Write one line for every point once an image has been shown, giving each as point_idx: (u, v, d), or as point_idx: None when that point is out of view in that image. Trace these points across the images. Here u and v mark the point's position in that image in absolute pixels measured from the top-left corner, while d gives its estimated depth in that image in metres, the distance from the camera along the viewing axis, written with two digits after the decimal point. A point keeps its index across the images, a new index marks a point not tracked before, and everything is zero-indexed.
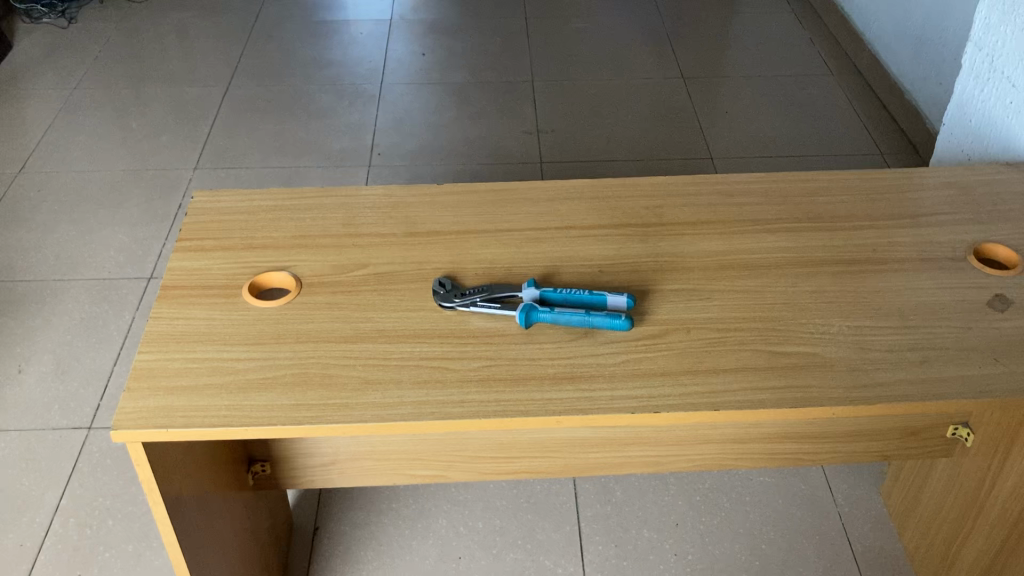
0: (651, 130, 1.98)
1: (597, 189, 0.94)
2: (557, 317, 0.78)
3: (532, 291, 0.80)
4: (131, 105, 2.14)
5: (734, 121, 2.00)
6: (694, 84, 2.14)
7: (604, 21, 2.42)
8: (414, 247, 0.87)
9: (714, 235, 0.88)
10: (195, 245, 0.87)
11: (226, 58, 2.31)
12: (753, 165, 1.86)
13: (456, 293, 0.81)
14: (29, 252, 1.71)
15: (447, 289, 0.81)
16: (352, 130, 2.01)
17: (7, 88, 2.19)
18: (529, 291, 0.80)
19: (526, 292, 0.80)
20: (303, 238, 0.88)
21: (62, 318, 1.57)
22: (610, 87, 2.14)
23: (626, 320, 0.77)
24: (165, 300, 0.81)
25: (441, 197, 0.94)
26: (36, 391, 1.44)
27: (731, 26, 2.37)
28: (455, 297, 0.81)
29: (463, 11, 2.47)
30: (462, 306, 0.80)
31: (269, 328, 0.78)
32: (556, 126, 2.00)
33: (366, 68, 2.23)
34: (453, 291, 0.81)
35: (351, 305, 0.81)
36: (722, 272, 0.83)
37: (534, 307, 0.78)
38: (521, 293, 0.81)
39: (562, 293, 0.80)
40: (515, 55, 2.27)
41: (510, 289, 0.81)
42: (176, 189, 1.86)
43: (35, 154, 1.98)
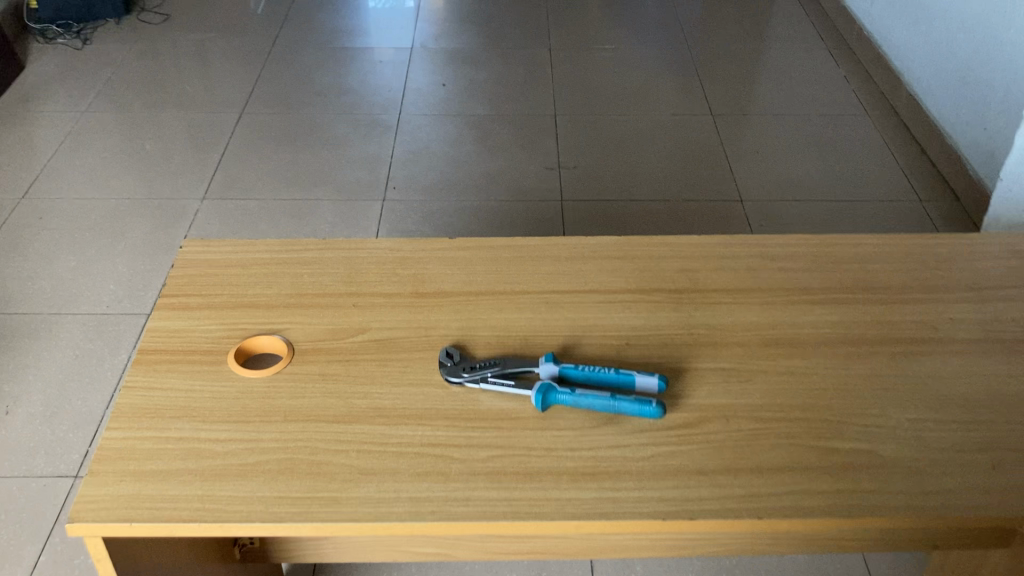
0: (678, 169, 1.89)
1: (625, 247, 0.86)
2: (578, 399, 0.68)
3: (549, 368, 0.71)
4: (141, 129, 2.08)
5: (766, 161, 1.91)
6: (724, 121, 2.05)
7: (631, 52, 2.34)
8: (420, 310, 0.78)
9: (756, 305, 0.79)
10: (180, 303, 0.79)
11: (241, 83, 2.24)
12: (786, 209, 1.77)
13: (465, 367, 0.72)
14: (26, 282, 1.64)
15: (455, 362, 0.72)
16: (367, 162, 1.93)
17: (16, 110, 2.14)
18: (547, 367, 0.71)
19: (543, 368, 0.71)
20: (298, 297, 0.80)
21: (55, 355, 1.49)
22: (636, 122, 2.05)
23: (657, 406, 0.67)
24: (142, 367, 0.73)
25: (453, 251, 0.85)
26: (22, 434, 1.36)
27: (763, 61, 2.29)
28: (463, 372, 0.72)
29: (485, 40, 2.40)
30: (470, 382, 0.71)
31: (254, 403, 0.70)
32: (578, 163, 1.92)
33: (385, 97, 2.16)
34: (462, 365, 0.72)
35: (347, 378, 0.72)
36: (765, 349, 0.74)
37: (553, 387, 0.69)
38: (538, 369, 0.71)
39: (586, 371, 0.70)
40: (538, 86, 2.19)
41: (527, 364, 0.72)
42: (182, 219, 1.79)
43: (39, 179, 1.92)
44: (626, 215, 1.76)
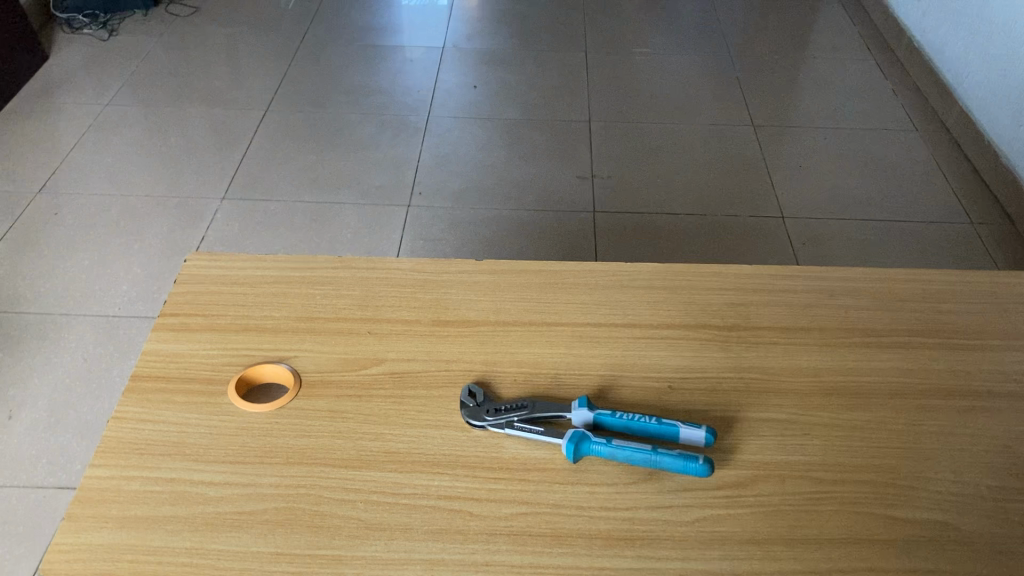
0: (716, 181, 1.81)
1: (668, 276, 0.78)
2: (614, 450, 0.60)
3: (583, 414, 0.63)
4: (164, 124, 2.02)
5: (809, 176, 1.83)
6: (765, 132, 1.97)
7: (669, 58, 2.26)
8: (441, 341, 0.71)
9: (813, 348, 0.71)
10: (180, 323, 0.72)
11: (267, 80, 2.18)
12: (830, 228, 1.68)
13: (488, 408, 0.65)
14: (38, 281, 1.59)
15: (477, 404, 0.65)
16: (393, 165, 1.87)
17: (38, 101, 2.09)
18: (581, 413, 0.63)
19: (577, 414, 0.63)
20: (308, 320, 0.73)
21: (63, 358, 1.43)
22: (673, 131, 1.97)
23: (703, 462, 0.59)
24: (135, 396, 0.66)
25: (479, 274, 0.78)
26: (25, 442, 1.30)
27: (807, 72, 2.20)
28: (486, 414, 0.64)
29: (519, 41, 2.33)
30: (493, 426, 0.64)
31: (254, 442, 0.63)
32: (611, 173, 1.84)
33: (414, 98, 2.10)
34: (485, 406, 0.65)
35: (358, 416, 0.65)
36: (824, 399, 0.67)
37: (586, 435, 0.61)
38: (571, 414, 0.64)
39: (625, 418, 0.62)
40: (573, 92, 2.11)
41: (558, 407, 0.65)
42: (201, 219, 1.73)
43: (57, 173, 1.87)
44: (661, 229, 1.68)
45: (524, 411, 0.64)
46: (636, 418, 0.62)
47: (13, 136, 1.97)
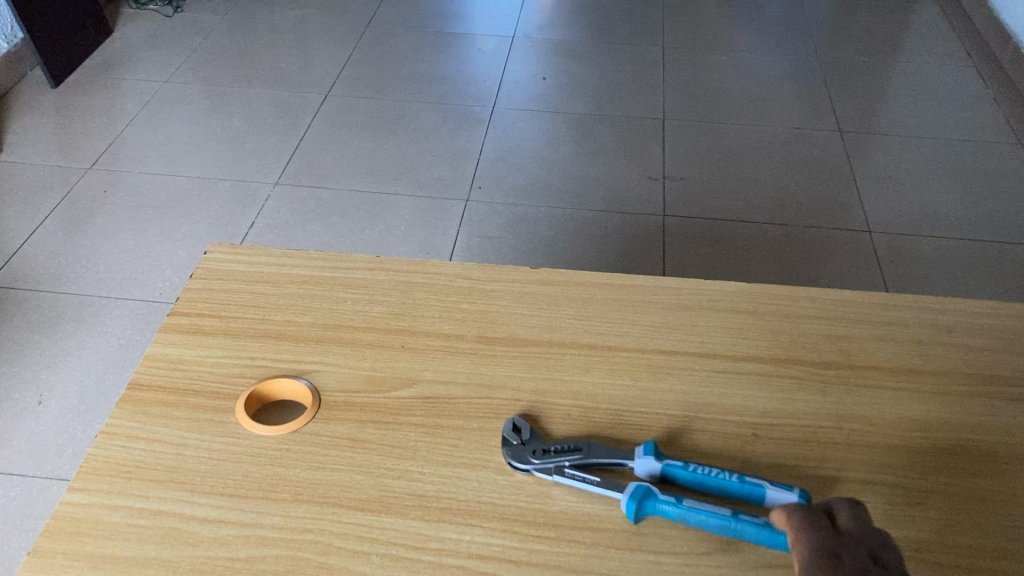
0: (797, 189, 1.68)
1: (754, 299, 0.67)
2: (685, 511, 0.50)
3: (649, 464, 0.52)
4: (223, 104, 1.96)
5: (899, 188, 1.68)
6: (851, 139, 1.83)
7: (752, 56, 2.13)
8: (485, 361, 0.61)
9: (927, 397, 0.59)
10: (191, 325, 0.64)
11: (330, 63, 2.11)
12: (921, 246, 1.54)
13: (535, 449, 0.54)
14: (81, 261, 1.53)
15: (523, 441, 0.55)
16: (453, 158, 1.77)
17: (98, 75, 2.05)
18: (646, 463, 0.53)
19: (641, 464, 0.53)
20: (335, 329, 0.64)
21: (98, 343, 1.37)
22: (753, 134, 1.84)
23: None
24: (130, 408, 0.57)
25: (534, 284, 0.68)
26: (53, 429, 1.24)
27: (901, 76, 2.05)
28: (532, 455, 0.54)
29: (594, 33, 2.21)
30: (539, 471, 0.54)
31: (258, 472, 0.54)
32: (685, 175, 1.72)
33: (479, 88, 2.00)
34: (532, 446, 0.55)
35: (382, 447, 0.55)
36: (941, 461, 0.55)
37: (651, 492, 0.51)
38: (635, 464, 0.53)
39: (699, 473, 0.52)
40: (647, 87, 2.00)
41: (619, 453, 0.54)
42: (253, 204, 1.66)
43: (110, 150, 1.82)
44: (735, 238, 1.56)
45: (577, 455, 0.54)
46: (712, 473, 0.51)
47: (71, 110, 1.93)
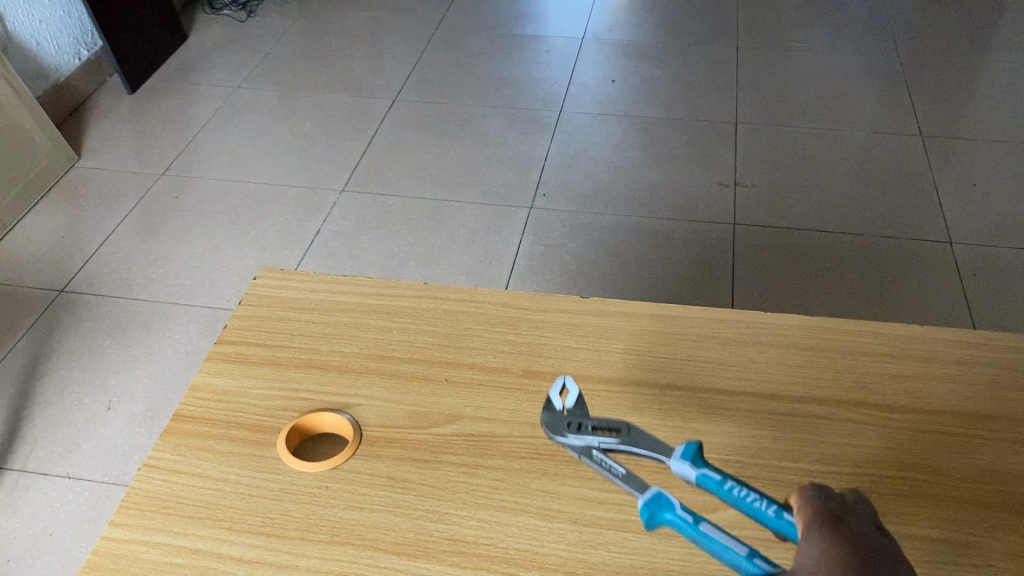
0: (873, 197, 1.62)
1: (816, 334, 0.64)
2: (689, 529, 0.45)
3: (684, 468, 0.47)
4: (295, 109, 1.98)
5: (983, 197, 1.61)
6: (934, 145, 1.75)
7: (829, 57, 2.06)
8: (531, 398, 0.60)
9: (1001, 446, 0.55)
10: (237, 354, 0.64)
11: (399, 66, 2.12)
12: (1005, 258, 1.47)
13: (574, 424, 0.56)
14: (152, 266, 1.56)
15: (569, 418, 0.56)
16: (519, 163, 1.76)
17: (173, 81, 2.09)
18: (680, 466, 0.47)
19: (681, 465, 0.47)
20: (379, 361, 0.63)
21: (166, 350, 1.40)
22: (828, 138, 1.78)
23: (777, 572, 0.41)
24: (174, 441, 0.57)
25: (584, 316, 0.66)
26: (120, 435, 1.26)
27: (988, 76, 1.96)
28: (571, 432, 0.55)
29: (666, 33, 2.17)
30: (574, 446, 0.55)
31: (297, 511, 0.53)
32: (756, 181, 1.68)
33: (547, 91, 1.98)
34: (574, 422, 0.56)
35: (421, 488, 0.54)
36: (1013, 517, 0.51)
37: (667, 501, 0.46)
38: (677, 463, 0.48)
39: (730, 490, 0.45)
40: (718, 90, 1.95)
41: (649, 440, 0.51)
42: (320, 210, 1.68)
43: (183, 156, 1.85)
44: (808, 248, 1.51)
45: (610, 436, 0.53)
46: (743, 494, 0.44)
47: (148, 116, 1.97)
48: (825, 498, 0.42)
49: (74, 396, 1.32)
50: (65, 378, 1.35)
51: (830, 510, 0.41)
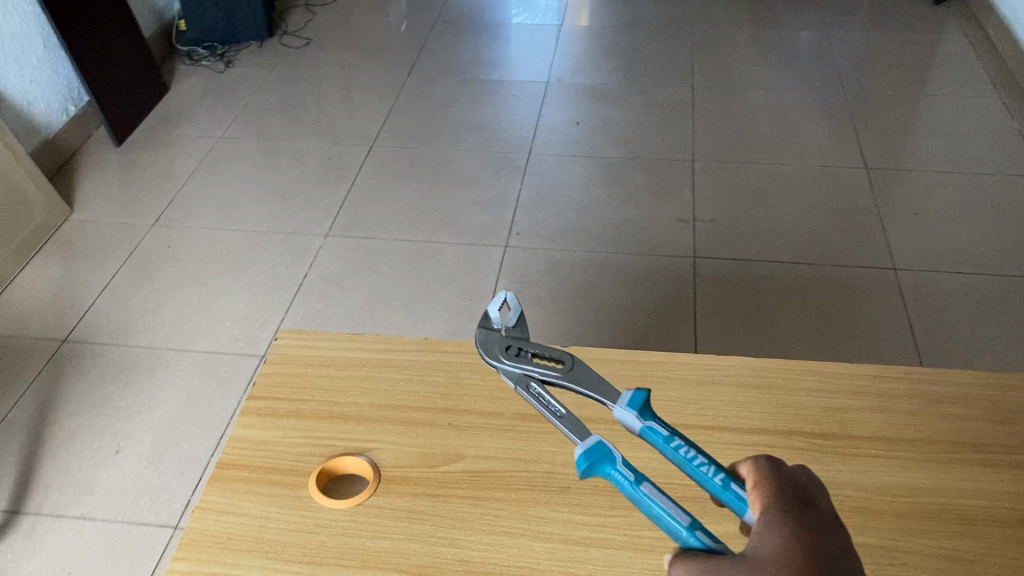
0: (823, 228, 1.74)
1: (762, 372, 0.75)
2: (627, 485, 0.51)
3: (629, 420, 0.54)
4: (277, 156, 2.08)
5: (924, 225, 1.73)
6: (879, 176, 1.88)
7: (778, 95, 2.20)
8: (523, 437, 0.70)
9: (914, 465, 0.67)
10: (267, 408, 0.73)
11: (374, 112, 2.22)
12: (945, 282, 1.59)
13: (513, 351, 0.66)
14: (150, 315, 1.65)
15: (508, 342, 0.67)
16: (493, 205, 1.87)
17: (158, 133, 2.18)
18: (627, 417, 0.54)
19: (631, 419, 0.54)
20: (391, 409, 0.73)
21: (168, 394, 1.48)
22: (780, 173, 1.91)
23: (716, 545, 0.45)
24: (220, 486, 0.67)
25: None
26: (130, 476, 1.35)
27: (927, 110, 2.10)
28: (508, 356, 0.66)
29: (626, 76, 2.30)
30: (506, 369, 0.65)
31: (330, 541, 0.63)
32: (714, 216, 1.79)
33: (516, 134, 2.10)
34: (514, 348, 0.66)
35: (434, 518, 0.64)
36: (924, 524, 0.63)
37: (611, 457, 0.53)
38: (625, 412, 0.55)
39: (674, 449, 0.51)
40: (676, 129, 2.08)
41: (589, 379, 0.61)
42: (306, 255, 1.77)
43: (173, 206, 1.93)
44: (764, 278, 1.63)
45: (553, 369, 0.63)
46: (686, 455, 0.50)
47: (135, 168, 2.05)
48: (782, 482, 0.45)
49: (83, 442, 1.41)
50: (73, 424, 1.44)
51: (788, 494, 0.44)
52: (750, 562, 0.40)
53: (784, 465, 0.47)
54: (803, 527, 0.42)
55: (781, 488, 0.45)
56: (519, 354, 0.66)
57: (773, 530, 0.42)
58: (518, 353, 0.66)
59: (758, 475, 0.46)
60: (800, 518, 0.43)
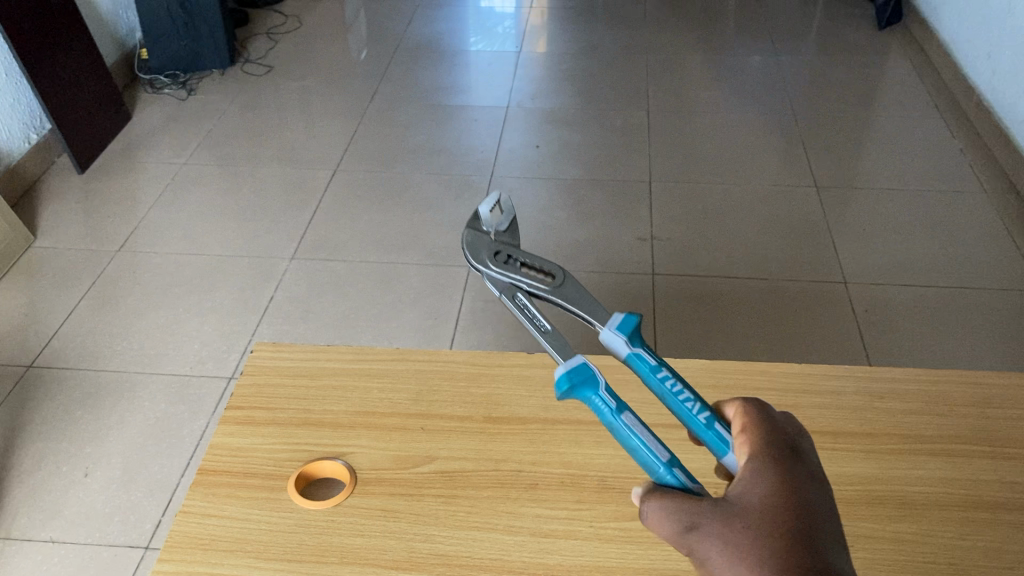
0: (776, 244, 1.80)
1: (717, 373, 0.79)
2: (608, 414, 0.50)
3: (618, 344, 0.53)
4: (241, 182, 2.10)
5: (872, 240, 1.80)
6: (828, 194, 1.95)
7: (731, 118, 2.27)
8: (492, 439, 0.74)
9: (860, 456, 0.71)
10: (244, 417, 0.76)
11: (336, 138, 2.26)
12: (893, 294, 1.65)
13: (501, 258, 0.62)
14: (116, 338, 1.64)
15: (497, 247, 0.63)
16: (456, 227, 1.91)
17: (121, 160, 2.19)
18: (615, 340, 0.53)
19: (620, 343, 0.53)
20: (365, 416, 0.76)
21: (136, 417, 1.47)
22: (734, 193, 1.97)
23: (692, 484, 0.46)
24: (202, 491, 0.70)
25: (530, 369, 0.81)
26: (99, 498, 1.34)
27: (872, 131, 2.18)
28: (496, 262, 0.62)
29: (583, 100, 2.36)
30: (492, 276, 0.61)
31: (310, 540, 0.66)
32: (672, 235, 1.85)
33: (478, 158, 2.14)
34: (503, 255, 0.62)
35: (410, 516, 0.68)
36: (868, 509, 0.67)
37: (594, 380, 0.51)
38: (614, 334, 0.53)
39: (660, 381, 0.51)
40: (633, 151, 2.14)
41: (579, 296, 0.57)
42: (272, 277, 1.78)
43: (137, 232, 1.93)
44: (721, 293, 1.68)
45: (542, 283, 0.59)
46: (672, 389, 0.50)
47: (98, 195, 2.06)
48: (772, 427, 0.45)
49: (50, 466, 1.39)
50: (40, 448, 1.42)
51: (777, 441, 0.44)
52: (736, 513, 0.41)
53: (774, 412, 0.47)
54: (790, 480, 0.42)
55: (771, 435, 0.45)
56: (508, 262, 0.62)
57: (760, 480, 0.42)
58: (507, 262, 0.62)
59: (749, 420, 0.46)
60: (789, 469, 0.43)
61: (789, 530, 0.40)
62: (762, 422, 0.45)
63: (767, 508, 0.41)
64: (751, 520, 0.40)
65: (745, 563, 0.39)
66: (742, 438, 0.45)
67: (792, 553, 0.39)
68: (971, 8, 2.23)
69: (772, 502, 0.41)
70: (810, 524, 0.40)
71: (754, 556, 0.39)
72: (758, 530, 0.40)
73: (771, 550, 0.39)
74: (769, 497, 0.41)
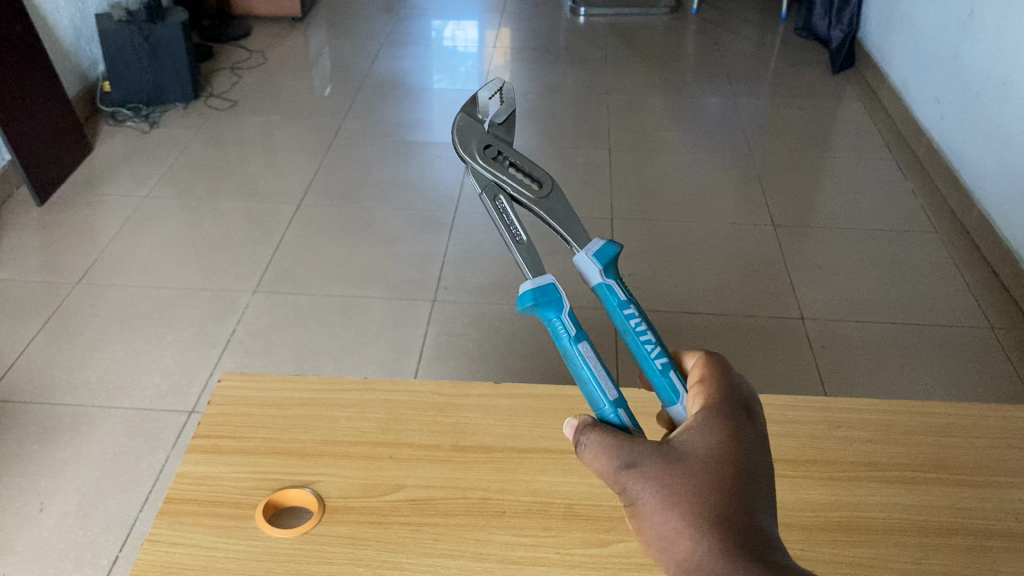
0: (734, 280, 1.84)
1: None
2: (565, 340, 0.50)
3: (591, 271, 0.51)
4: (201, 216, 2.08)
5: (827, 277, 1.84)
6: (786, 232, 1.99)
7: (691, 157, 2.31)
8: (459, 468, 0.75)
9: (818, 483, 0.73)
10: (211, 446, 0.76)
11: (300, 173, 2.26)
12: (849, 330, 1.69)
13: (490, 153, 0.55)
14: (73, 372, 1.61)
15: (487, 138, 0.56)
16: (419, 261, 1.92)
17: (80, 192, 2.16)
18: (589, 265, 0.51)
19: (596, 270, 0.51)
20: (333, 444, 0.76)
21: (93, 451, 1.45)
22: (694, 230, 2.01)
23: (632, 426, 0.48)
24: (169, 520, 0.69)
25: (496, 398, 0.82)
26: (54, 535, 1.31)
27: (827, 171, 2.24)
28: (484, 156, 0.55)
29: (545, 138, 2.40)
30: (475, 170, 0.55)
31: (277, 568, 0.66)
32: (633, 270, 1.87)
33: (442, 194, 2.16)
34: (493, 149, 0.55)
35: (377, 543, 0.68)
36: (828, 535, 0.69)
37: (558, 302, 0.50)
38: (589, 258, 0.52)
39: (626, 318, 0.50)
40: (594, 188, 2.17)
41: (565, 218, 0.54)
42: (234, 311, 1.77)
43: (96, 265, 1.91)
44: (681, 329, 1.70)
45: (529, 191, 0.54)
46: (636, 329, 0.50)
47: (56, 227, 2.03)
48: (728, 382, 0.47)
49: (3, 502, 1.36)
50: None
51: (730, 395, 0.46)
52: (678, 460, 0.42)
53: (732, 368, 0.48)
54: (735, 435, 0.44)
55: (726, 390, 0.46)
56: (496, 158, 0.56)
57: (708, 431, 0.44)
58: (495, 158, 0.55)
59: (706, 374, 0.47)
60: (736, 425, 0.44)
61: (725, 485, 0.41)
62: (719, 376, 0.47)
63: (709, 459, 0.42)
64: (691, 470, 0.42)
65: (677, 508, 0.41)
66: (697, 389, 0.47)
67: (726, 508, 0.41)
68: (919, 54, 2.31)
69: (715, 455, 0.43)
70: (745, 481, 0.42)
71: (688, 502, 0.41)
72: (695, 479, 0.42)
73: (705, 500, 0.41)
74: (713, 449, 0.43)
